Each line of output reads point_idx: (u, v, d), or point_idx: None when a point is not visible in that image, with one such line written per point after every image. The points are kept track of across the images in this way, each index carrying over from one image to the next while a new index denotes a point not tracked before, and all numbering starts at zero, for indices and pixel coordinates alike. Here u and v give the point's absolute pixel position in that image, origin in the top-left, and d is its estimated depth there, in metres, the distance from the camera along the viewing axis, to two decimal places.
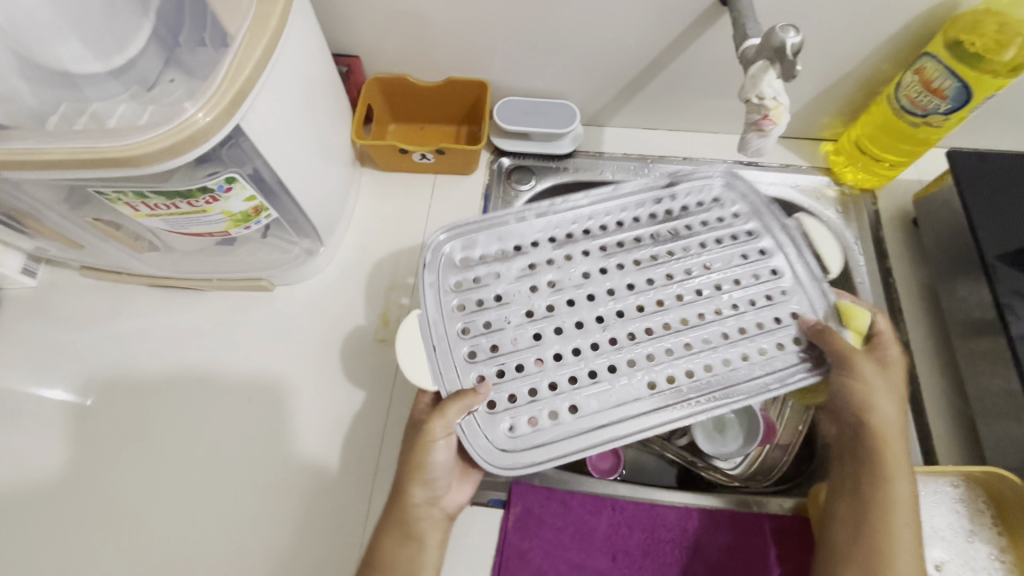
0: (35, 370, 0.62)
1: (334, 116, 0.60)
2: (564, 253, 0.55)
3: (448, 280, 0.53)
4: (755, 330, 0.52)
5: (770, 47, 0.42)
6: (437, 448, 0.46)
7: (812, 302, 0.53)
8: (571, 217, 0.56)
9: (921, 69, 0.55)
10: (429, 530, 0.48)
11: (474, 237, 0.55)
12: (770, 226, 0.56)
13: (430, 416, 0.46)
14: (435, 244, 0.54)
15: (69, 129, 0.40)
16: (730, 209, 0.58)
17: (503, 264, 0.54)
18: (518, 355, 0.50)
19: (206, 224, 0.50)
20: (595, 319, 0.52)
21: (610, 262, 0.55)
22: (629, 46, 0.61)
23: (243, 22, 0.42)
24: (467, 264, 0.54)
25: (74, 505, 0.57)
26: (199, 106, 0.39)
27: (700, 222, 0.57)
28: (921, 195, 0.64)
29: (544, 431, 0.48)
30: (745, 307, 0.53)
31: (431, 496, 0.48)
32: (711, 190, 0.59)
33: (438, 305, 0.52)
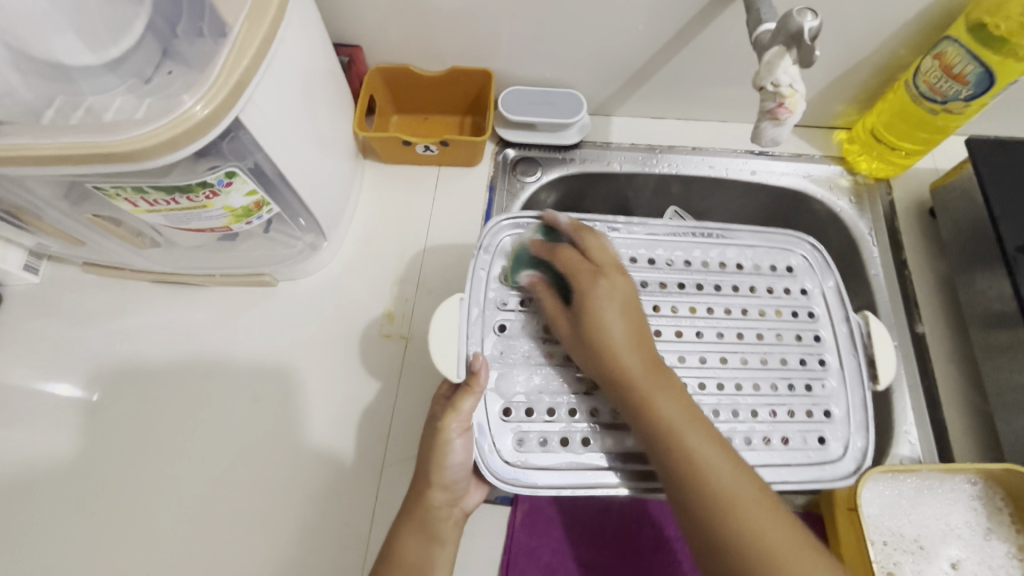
0: (39, 366, 0.62)
1: (336, 107, 0.59)
2: None
3: (496, 271, 0.54)
4: (795, 417, 0.51)
5: (786, 32, 0.41)
6: (455, 446, 0.46)
7: (862, 405, 0.51)
8: (643, 241, 0.56)
9: (941, 54, 0.54)
10: (449, 529, 0.48)
11: (536, 232, 0.55)
12: (839, 315, 0.54)
13: (446, 414, 0.46)
14: (495, 231, 0.54)
15: (65, 123, 0.39)
16: (802, 283, 0.56)
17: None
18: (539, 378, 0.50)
19: (207, 219, 0.49)
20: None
21: (665, 303, 0.54)
22: (638, 32, 0.59)
23: (240, 11, 0.41)
24: (521, 258, 0.55)
25: (80, 501, 0.57)
26: (197, 99, 0.38)
27: (768, 287, 0.56)
28: (939, 184, 0.62)
29: (549, 454, 0.48)
30: (791, 391, 0.52)
31: (451, 497, 0.48)
32: (794, 258, 0.57)
33: (481, 296, 0.52)
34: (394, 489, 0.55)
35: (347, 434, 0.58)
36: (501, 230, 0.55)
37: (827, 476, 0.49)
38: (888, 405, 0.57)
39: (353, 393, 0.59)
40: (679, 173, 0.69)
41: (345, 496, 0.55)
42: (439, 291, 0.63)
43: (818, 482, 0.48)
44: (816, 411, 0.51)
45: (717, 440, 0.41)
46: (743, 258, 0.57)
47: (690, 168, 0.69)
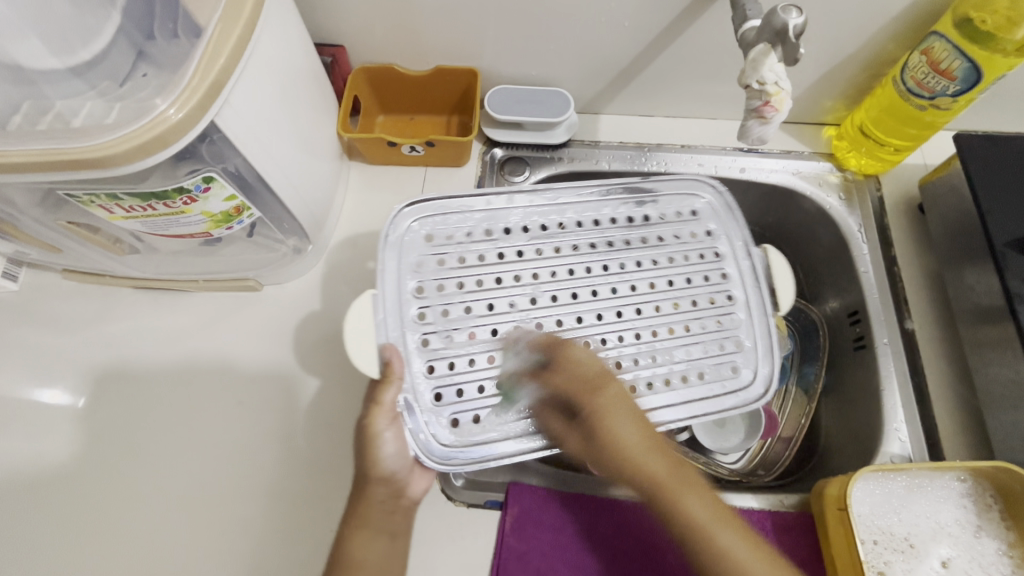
0: (18, 375, 0.60)
1: (318, 108, 0.58)
2: (535, 246, 0.53)
3: (410, 259, 0.51)
4: (712, 354, 0.52)
5: (771, 29, 0.40)
6: (386, 436, 0.46)
7: (765, 326, 0.53)
8: (551, 207, 0.55)
9: (928, 49, 0.53)
10: (399, 520, 0.47)
11: (443, 215, 0.53)
12: (741, 250, 0.55)
13: (371, 410, 0.46)
14: (396, 220, 0.52)
15: (33, 129, 0.38)
16: (705, 224, 0.56)
17: (474, 245, 0.53)
18: (466, 351, 0.49)
19: (185, 225, 0.48)
20: (555, 323, 0.51)
21: (580, 265, 0.53)
22: (624, 30, 0.59)
23: (214, 12, 0.40)
24: (433, 241, 0.52)
25: (61, 512, 0.55)
26: (169, 102, 0.37)
27: (675, 234, 0.56)
28: (927, 179, 0.62)
29: (484, 428, 0.48)
30: (708, 329, 0.52)
31: (394, 488, 0.47)
32: (687, 202, 0.57)
33: (396, 287, 0.50)
34: None
35: (334, 438, 0.57)
36: (405, 216, 0.52)
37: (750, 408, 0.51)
38: (878, 401, 0.57)
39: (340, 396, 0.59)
40: (669, 171, 0.68)
41: (331, 503, 0.55)
42: None
43: (737, 406, 0.51)
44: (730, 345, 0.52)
45: (717, 509, 0.42)
46: (648, 207, 0.56)
47: (679, 165, 0.68)
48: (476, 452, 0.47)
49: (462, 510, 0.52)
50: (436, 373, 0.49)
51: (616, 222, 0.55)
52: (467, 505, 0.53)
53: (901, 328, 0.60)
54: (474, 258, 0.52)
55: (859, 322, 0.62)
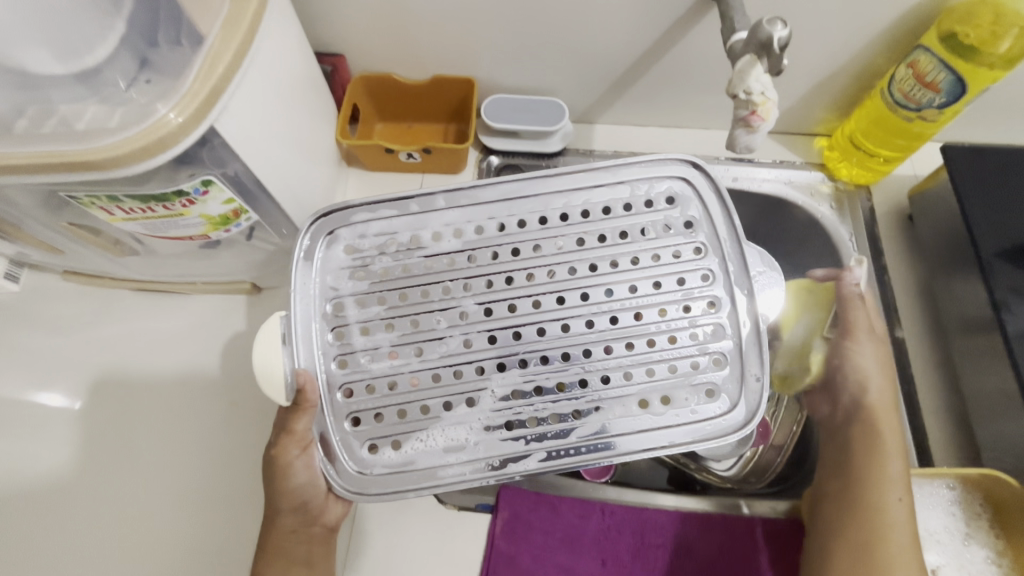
0: (24, 375, 0.62)
1: (317, 115, 0.59)
2: (467, 252, 0.47)
3: (330, 277, 0.46)
4: (677, 371, 0.44)
5: (756, 40, 0.42)
6: (296, 467, 0.44)
7: (753, 340, 0.45)
8: (493, 206, 0.47)
9: (914, 63, 0.54)
10: (312, 549, 0.47)
11: (362, 223, 0.47)
12: (730, 244, 0.46)
13: (282, 440, 0.44)
14: (310, 236, 0.47)
15: (37, 132, 0.39)
16: (687, 212, 0.47)
17: (397, 255, 0.47)
18: (380, 373, 0.45)
19: (184, 227, 0.49)
20: (485, 341, 0.45)
21: (520, 271, 0.46)
22: (617, 41, 0.60)
23: (215, 20, 0.41)
24: (355, 253, 0.47)
25: (74, 508, 0.58)
26: (170, 107, 0.38)
27: (644, 227, 0.47)
28: (916, 190, 0.63)
29: (400, 455, 0.43)
30: (674, 342, 0.45)
31: (306, 518, 0.46)
32: (662, 190, 0.48)
33: (308, 308, 0.46)
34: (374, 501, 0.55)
35: None
36: (320, 229, 0.47)
37: (725, 432, 0.43)
38: None
39: None
40: None
41: None
42: None
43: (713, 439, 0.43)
44: (703, 363, 0.44)
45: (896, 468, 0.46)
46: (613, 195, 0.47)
47: None
48: (396, 481, 0.43)
49: (455, 513, 0.53)
50: (354, 398, 0.44)
51: (569, 218, 0.47)
52: (459, 508, 0.53)
53: (892, 335, 0.60)
54: (398, 270, 0.46)
55: None
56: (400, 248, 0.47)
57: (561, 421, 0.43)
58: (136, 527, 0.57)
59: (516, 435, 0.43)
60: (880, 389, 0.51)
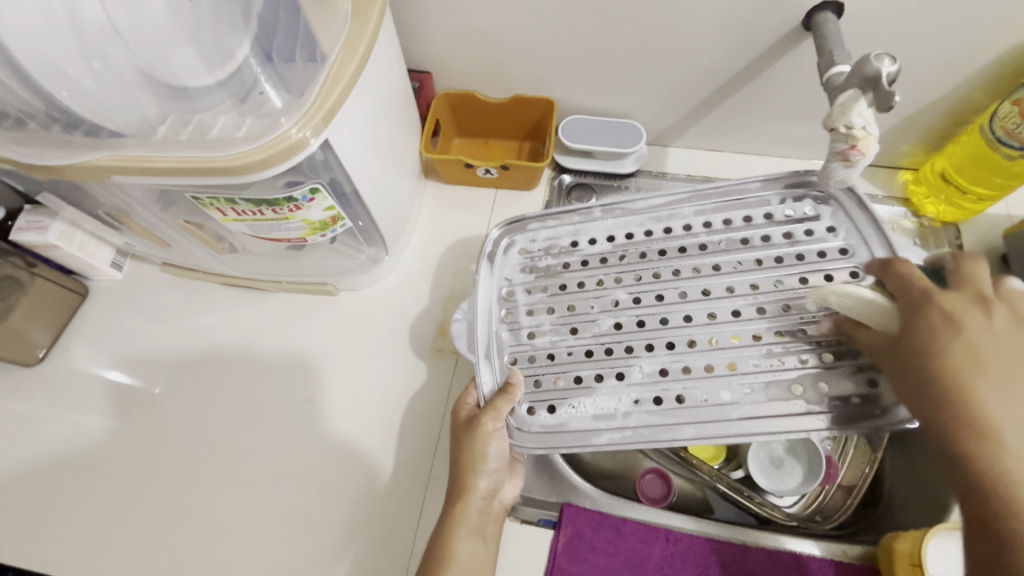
0: (113, 355, 0.66)
1: (405, 128, 0.62)
2: (618, 252, 0.55)
3: (507, 272, 0.57)
4: (832, 367, 0.47)
5: (861, 76, 0.41)
6: (492, 438, 0.49)
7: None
8: (648, 216, 0.56)
9: (1020, 100, 0.52)
10: (487, 522, 0.49)
11: (531, 233, 0.58)
12: (876, 246, 0.51)
13: (483, 412, 0.50)
14: (492, 241, 0.58)
15: (174, 139, 0.43)
16: (827, 221, 0.53)
17: (560, 257, 0.56)
18: (548, 346, 0.52)
19: (285, 231, 0.52)
20: (636, 322, 0.52)
21: (666, 267, 0.53)
22: (703, 68, 0.60)
23: (336, 40, 0.44)
24: (527, 253, 0.57)
25: (138, 490, 0.59)
26: (293, 122, 0.41)
27: (785, 233, 0.53)
28: (1013, 231, 0.60)
29: (559, 415, 0.50)
30: (827, 339, 0.48)
31: (488, 491, 0.50)
32: (802, 203, 0.54)
33: (488, 290, 0.56)
34: (437, 503, 0.56)
35: (396, 439, 0.59)
36: (500, 236, 0.58)
37: (902, 421, 0.44)
38: None
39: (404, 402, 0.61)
40: None
41: (381, 502, 0.57)
42: None
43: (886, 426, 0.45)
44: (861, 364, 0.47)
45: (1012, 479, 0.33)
46: (751, 209, 0.55)
47: None
48: (549, 439, 0.49)
49: (515, 525, 0.53)
50: (518, 364, 0.52)
51: (711, 227, 0.55)
52: (521, 521, 0.53)
53: None
54: (558, 267, 0.56)
55: None
56: (562, 250, 0.57)
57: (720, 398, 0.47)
58: (201, 507, 0.58)
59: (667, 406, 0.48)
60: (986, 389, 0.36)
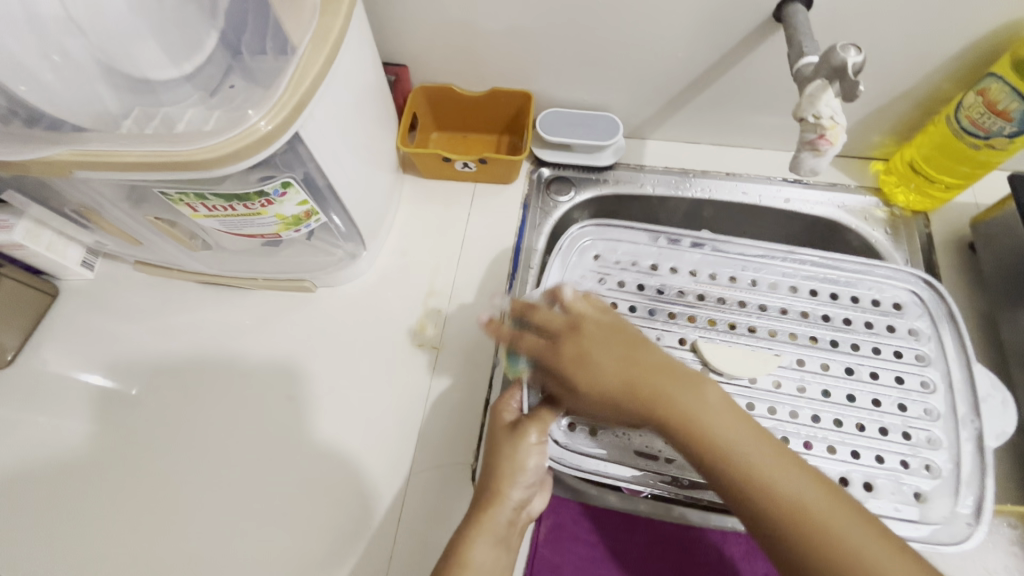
0: (85, 355, 0.65)
1: (382, 122, 0.61)
2: (699, 291, 0.58)
3: (591, 274, 0.59)
4: (882, 463, 0.50)
5: (829, 66, 0.42)
6: (533, 451, 0.47)
7: (972, 460, 0.50)
8: (732, 260, 0.59)
9: (984, 90, 0.53)
10: (511, 534, 0.46)
11: (619, 242, 0.60)
12: (956, 369, 0.53)
13: (528, 420, 0.48)
14: (576, 236, 0.60)
15: (139, 132, 0.42)
16: (909, 321, 0.56)
17: (656, 278, 0.58)
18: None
19: (259, 226, 0.52)
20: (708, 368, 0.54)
21: (744, 320, 0.56)
22: (678, 60, 0.61)
23: (306, 31, 0.43)
24: (618, 265, 0.59)
25: (113, 493, 0.59)
26: (261, 115, 0.41)
27: (868, 322, 0.56)
28: (979, 218, 0.62)
29: (601, 440, 0.51)
30: (883, 433, 0.52)
31: (521, 502, 0.47)
32: (897, 295, 0.57)
33: (560, 289, 0.57)
34: (419, 499, 0.56)
35: (380, 437, 0.59)
36: (584, 235, 0.60)
37: (935, 540, 0.48)
38: None
39: (386, 399, 0.61)
40: (712, 198, 0.69)
41: (363, 499, 0.57)
42: (471, 303, 0.65)
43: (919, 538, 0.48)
44: (912, 462, 0.51)
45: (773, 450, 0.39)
46: (842, 287, 0.57)
47: (723, 193, 0.69)
48: (586, 464, 0.50)
49: None
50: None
51: (796, 291, 0.57)
52: None
53: None
54: (637, 286, 0.58)
55: None
56: (642, 271, 0.59)
57: None
58: (180, 508, 0.57)
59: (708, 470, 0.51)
60: (607, 361, 0.43)
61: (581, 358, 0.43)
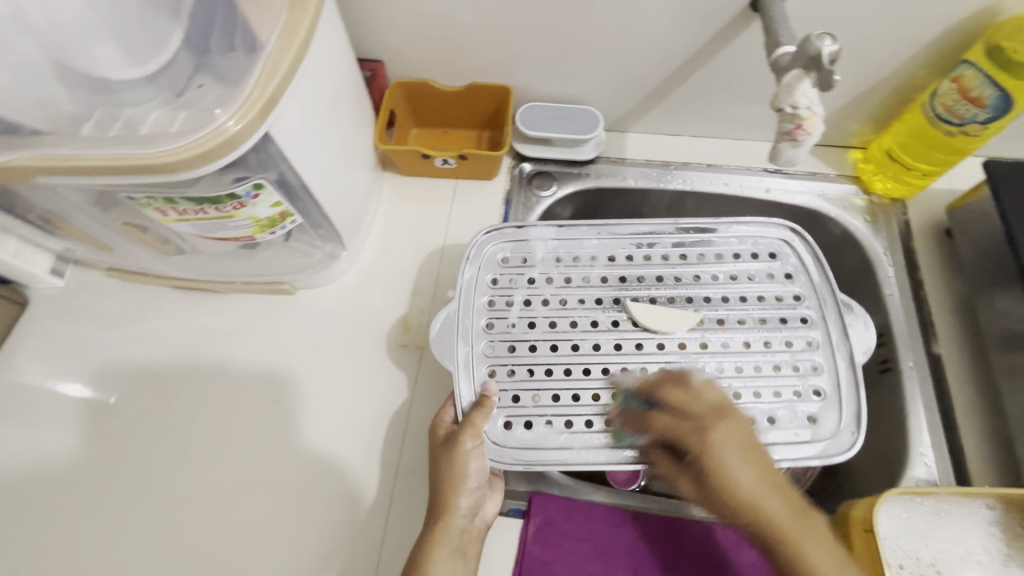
0: (58, 366, 0.63)
1: (358, 119, 0.60)
2: (603, 274, 0.57)
3: (488, 274, 0.56)
4: (779, 397, 0.52)
5: (805, 56, 0.41)
6: (471, 456, 0.48)
7: (850, 379, 0.52)
8: (624, 239, 0.58)
9: (958, 78, 0.54)
10: (468, 541, 0.47)
11: (520, 240, 0.58)
12: (828, 296, 0.55)
13: (461, 429, 0.49)
14: (480, 244, 0.57)
15: (102, 135, 0.40)
16: (788, 266, 0.57)
17: (547, 269, 0.57)
18: (528, 361, 0.53)
19: (233, 229, 0.50)
20: (612, 345, 0.54)
21: (644, 294, 0.56)
22: (656, 52, 0.60)
23: (274, 28, 0.42)
24: (507, 263, 0.57)
25: (91, 506, 0.57)
26: (229, 114, 0.40)
27: (752, 273, 0.57)
28: (956, 205, 0.62)
29: (536, 432, 0.51)
30: (777, 370, 0.53)
31: (471, 507, 0.48)
32: (770, 244, 0.58)
33: (469, 302, 0.55)
34: (406, 500, 0.56)
35: (365, 439, 0.58)
36: (486, 240, 0.57)
37: (827, 454, 0.50)
38: (903, 424, 0.57)
39: (370, 401, 0.60)
40: (693, 190, 0.69)
41: (350, 502, 0.56)
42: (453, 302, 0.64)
43: (816, 457, 0.50)
44: (804, 390, 0.52)
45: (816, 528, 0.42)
46: (727, 245, 0.58)
47: (705, 184, 0.69)
48: (526, 457, 0.49)
49: None
50: (497, 378, 0.52)
51: (686, 258, 0.58)
52: None
53: (928, 352, 0.60)
54: (545, 281, 0.56)
55: (883, 345, 0.62)
56: (548, 263, 0.57)
57: None
58: (161, 518, 0.56)
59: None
60: (745, 473, 0.43)
61: (725, 471, 0.43)
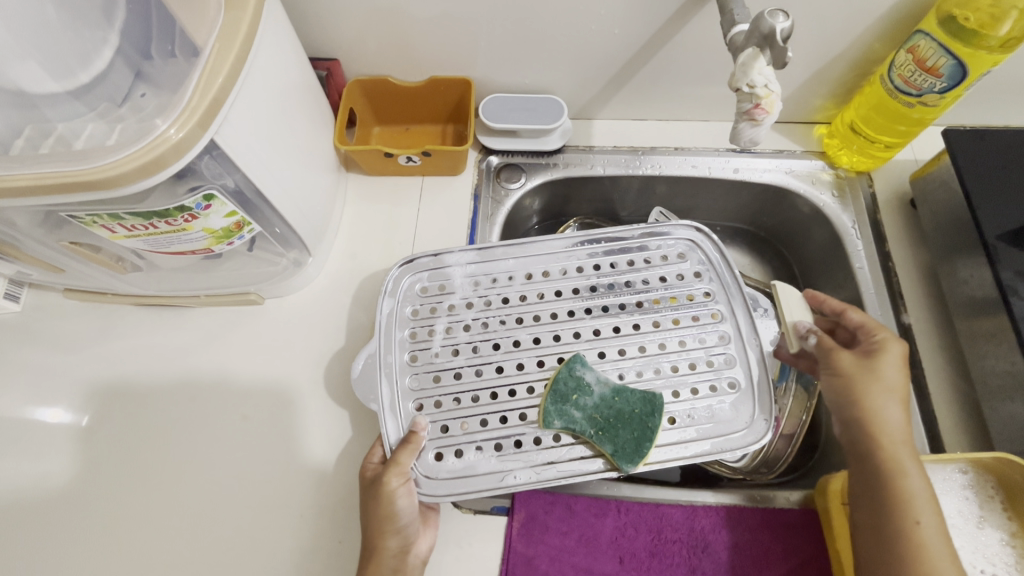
0: (18, 392, 0.60)
1: (315, 120, 0.59)
2: (520, 292, 0.56)
3: (407, 308, 0.56)
4: (699, 395, 0.52)
5: (758, 34, 0.41)
6: (398, 494, 0.47)
7: (764, 369, 0.52)
8: (540, 258, 0.58)
9: (914, 48, 0.54)
10: None
11: (433, 269, 0.57)
12: (735, 290, 0.56)
13: (386, 469, 0.48)
14: (393, 282, 0.56)
15: (34, 153, 0.39)
16: (694, 265, 0.57)
17: (465, 294, 0.56)
18: (452, 391, 0.52)
19: (187, 242, 0.49)
20: (535, 363, 0.53)
21: (562, 307, 0.55)
22: (615, 36, 0.60)
23: (211, 33, 0.41)
24: (426, 294, 0.56)
25: (61, 534, 0.55)
26: (169, 122, 0.38)
27: (663, 275, 0.57)
28: (917, 175, 0.63)
29: (466, 461, 0.50)
30: (693, 369, 0.53)
31: (405, 542, 0.47)
32: (678, 245, 0.58)
33: (388, 339, 0.54)
34: None
35: (343, 447, 0.57)
36: (401, 276, 0.57)
37: (745, 445, 0.50)
38: None
39: (348, 407, 0.59)
40: (663, 174, 0.69)
41: (329, 511, 0.55)
42: None
43: (742, 449, 0.50)
44: (720, 384, 0.52)
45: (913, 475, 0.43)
46: (636, 250, 0.58)
47: (674, 168, 0.69)
48: (457, 485, 0.49)
49: (469, 517, 0.53)
50: (424, 411, 0.52)
51: (600, 268, 0.57)
52: (474, 511, 0.53)
53: (897, 321, 0.60)
54: (462, 306, 0.56)
55: None
56: (462, 288, 0.56)
57: (594, 453, 0.50)
58: (138, 538, 0.55)
59: (563, 444, 0.50)
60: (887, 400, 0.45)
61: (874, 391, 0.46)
